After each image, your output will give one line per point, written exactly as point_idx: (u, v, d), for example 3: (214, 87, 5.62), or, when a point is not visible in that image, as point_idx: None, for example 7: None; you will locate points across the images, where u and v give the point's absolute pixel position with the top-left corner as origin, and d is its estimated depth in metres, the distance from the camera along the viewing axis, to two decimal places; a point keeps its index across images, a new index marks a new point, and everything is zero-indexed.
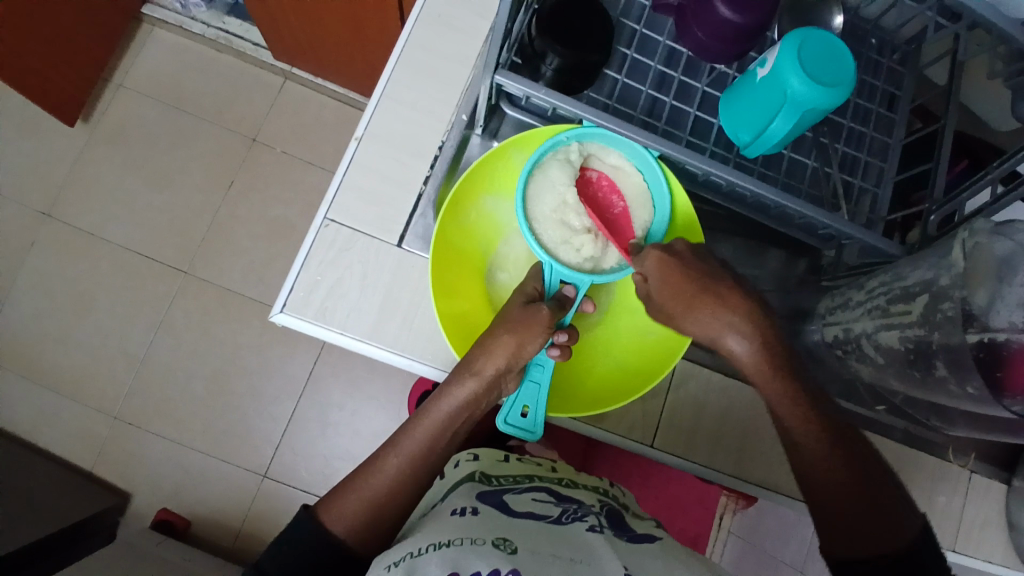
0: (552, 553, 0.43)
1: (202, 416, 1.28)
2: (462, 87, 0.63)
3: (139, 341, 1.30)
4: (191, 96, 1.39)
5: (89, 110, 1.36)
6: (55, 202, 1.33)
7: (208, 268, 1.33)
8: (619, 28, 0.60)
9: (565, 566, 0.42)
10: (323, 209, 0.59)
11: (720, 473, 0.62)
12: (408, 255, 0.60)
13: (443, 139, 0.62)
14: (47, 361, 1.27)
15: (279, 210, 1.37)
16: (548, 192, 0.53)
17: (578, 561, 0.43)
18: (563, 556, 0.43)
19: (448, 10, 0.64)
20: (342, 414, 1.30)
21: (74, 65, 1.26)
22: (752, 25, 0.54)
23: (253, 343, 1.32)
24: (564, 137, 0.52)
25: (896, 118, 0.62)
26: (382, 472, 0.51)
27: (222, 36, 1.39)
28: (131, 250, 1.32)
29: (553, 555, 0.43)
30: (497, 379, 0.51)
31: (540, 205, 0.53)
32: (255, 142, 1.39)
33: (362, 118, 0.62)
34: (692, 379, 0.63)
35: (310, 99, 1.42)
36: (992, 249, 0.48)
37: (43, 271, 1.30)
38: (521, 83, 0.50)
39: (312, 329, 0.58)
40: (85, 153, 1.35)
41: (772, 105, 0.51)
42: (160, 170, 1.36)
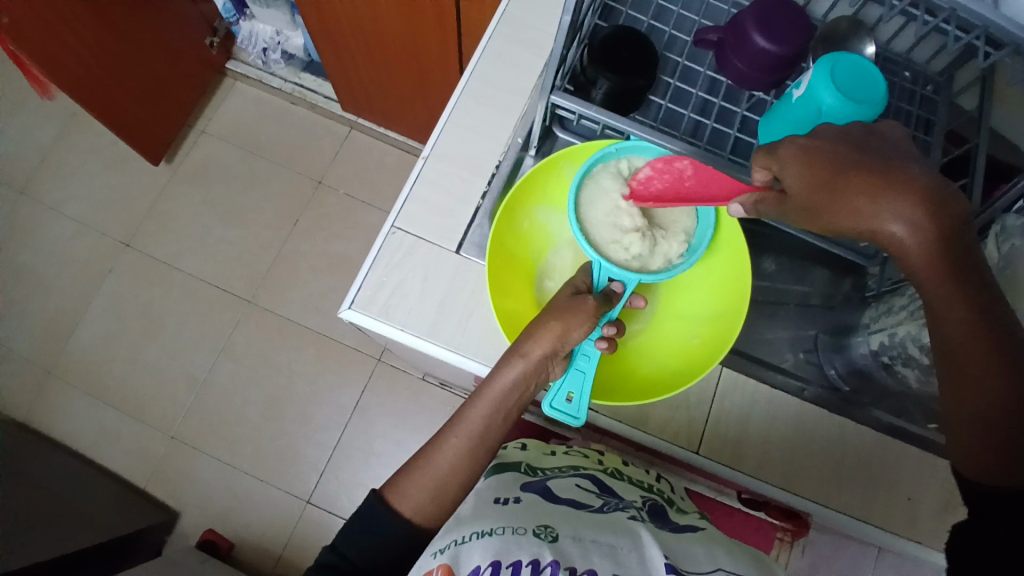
0: (594, 539, 0.43)
1: (252, 438, 1.33)
2: (519, 113, 0.70)
3: (200, 364, 1.38)
4: (265, 142, 1.53)
5: (173, 153, 1.51)
6: (136, 234, 1.46)
7: (269, 298, 1.42)
8: (663, 61, 0.66)
9: (606, 551, 0.42)
10: (391, 218, 0.66)
11: (767, 485, 0.62)
12: (465, 262, 0.65)
13: (500, 159, 0.68)
14: (115, 379, 1.36)
15: (338, 246, 1.46)
16: (599, 196, 0.57)
17: (620, 547, 0.43)
18: (603, 542, 0.43)
19: (508, 47, 0.72)
20: (386, 443, 1.33)
21: (163, 110, 1.41)
22: (788, 54, 0.58)
23: (306, 369, 1.38)
24: (613, 150, 0.58)
25: (933, 141, 0.65)
26: (442, 453, 0.55)
27: (297, 90, 1.52)
28: (200, 279, 1.43)
29: (594, 540, 0.43)
30: (545, 363, 0.53)
31: (591, 209, 0.57)
32: (320, 184, 1.50)
33: (428, 140, 0.69)
34: (737, 393, 0.64)
35: (373, 147, 1.53)
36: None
37: (121, 296, 1.42)
38: (575, 102, 0.55)
39: (377, 325, 0.63)
40: (167, 190, 1.49)
41: (806, 121, 0.55)
42: (232, 207, 1.48)
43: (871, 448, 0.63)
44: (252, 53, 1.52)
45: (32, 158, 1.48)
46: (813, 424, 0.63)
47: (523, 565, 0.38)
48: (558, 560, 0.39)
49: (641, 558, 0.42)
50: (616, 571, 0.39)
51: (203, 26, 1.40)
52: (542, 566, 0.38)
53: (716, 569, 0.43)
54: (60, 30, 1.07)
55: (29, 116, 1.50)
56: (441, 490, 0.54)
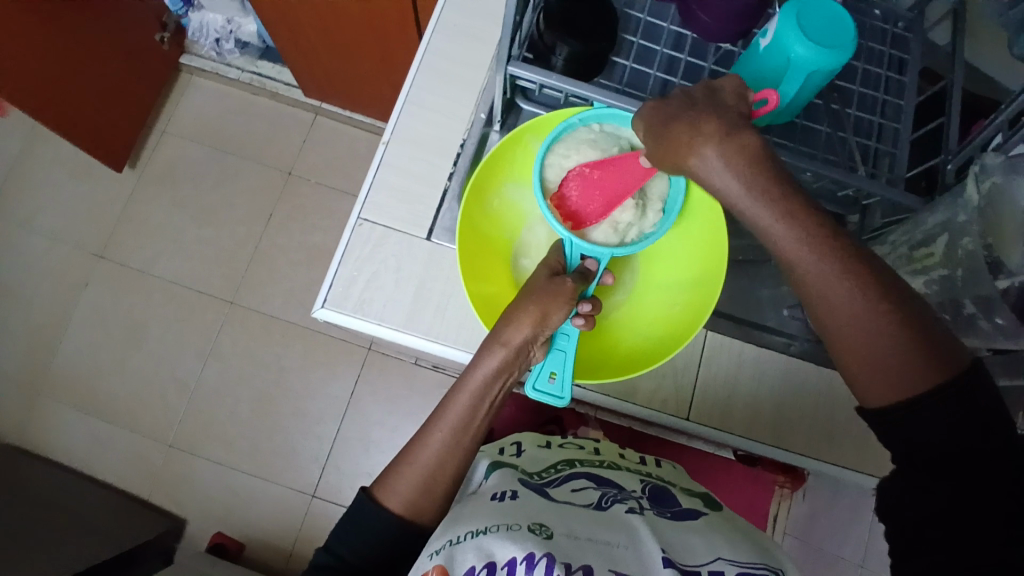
0: (590, 536, 0.42)
1: (250, 439, 1.32)
2: (480, 88, 0.67)
3: (189, 370, 1.36)
4: (230, 137, 1.48)
5: (135, 156, 1.46)
6: (107, 243, 1.42)
7: (251, 296, 1.39)
8: (624, 19, 0.63)
9: (602, 549, 0.41)
10: (357, 209, 0.63)
11: (760, 444, 0.62)
12: (438, 248, 0.63)
13: (464, 137, 0.66)
14: (104, 393, 1.34)
15: (316, 237, 1.43)
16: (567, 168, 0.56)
17: (615, 544, 0.42)
18: (599, 540, 0.42)
19: (462, 18, 0.69)
20: (384, 430, 1.33)
21: (120, 113, 1.35)
22: (753, 2, 0.56)
23: (296, 364, 1.36)
24: (577, 119, 0.55)
25: (907, 80, 0.63)
26: (429, 447, 0.53)
27: (255, 78, 1.47)
28: (178, 283, 1.40)
29: (590, 538, 0.42)
30: (525, 348, 0.52)
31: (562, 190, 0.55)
32: (290, 175, 1.46)
33: (387, 123, 0.66)
34: (723, 353, 0.63)
35: (341, 133, 1.49)
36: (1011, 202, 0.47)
37: (98, 309, 1.38)
38: (535, 72, 0.53)
39: (351, 322, 0.61)
40: (134, 195, 1.44)
41: (777, 71, 0.53)
42: (203, 207, 1.44)
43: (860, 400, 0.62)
44: (205, 45, 1.45)
45: None
46: (802, 380, 0.63)
47: (518, 561, 0.39)
48: (552, 554, 0.39)
49: (638, 556, 0.41)
50: (612, 568, 0.40)
51: (152, 22, 1.33)
52: (537, 559, 0.38)
53: (716, 559, 0.42)
54: (9, 38, 1.02)
55: None
56: (431, 484, 0.53)
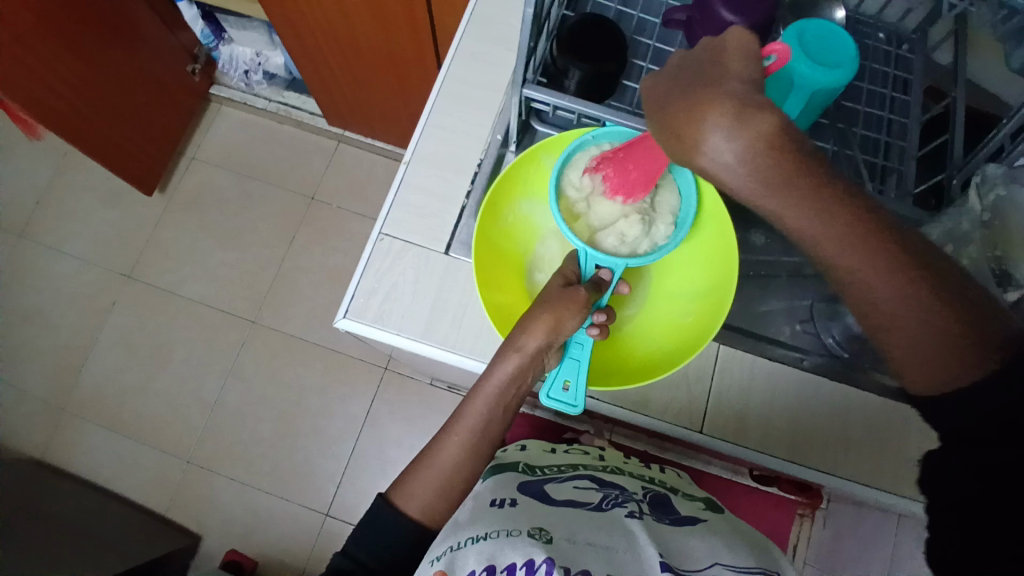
0: (589, 542, 0.43)
1: (267, 457, 1.34)
2: (497, 110, 0.70)
3: (210, 388, 1.38)
4: (256, 164, 1.53)
5: (166, 181, 1.52)
6: (136, 265, 1.47)
7: (273, 316, 1.43)
8: (635, 44, 0.66)
9: (601, 552, 0.42)
10: (378, 224, 0.66)
11: (770, 456, 0.62)
12: (455, 262, 0.65)
13: (481, 157, 0.68)
14: (127, 409, 1.37)
15: (336, 258, 1.47)
16: (580, 178, 0.58)
17: (614, 547, 0.43)
18: (599, 544, 0.43)
19: (480, 46, 0.72)
20: (399, 449, 1.34)
21: (152, 139, 1.42)
22: (755, 26, 0.58)
23: (315, 383, 1.39)
24: (590, 137, 0.58)
25: (911, 99, 0.65)
26: (447, 451, 0.55)
27: (281, 108, 1.53)
28: (203, 303, 1.44)
29: (589, 543, 0.43)
30: (540, 355, 0.54)
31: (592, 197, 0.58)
32: (312, 199, 1.51)
33: (409, 144, 0.69)
34: (735, 365, 0.64)
35: (362, 159, 1.54)
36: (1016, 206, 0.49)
37: (125, 327, 1.43)
38: (548, 94, 0.56)
39: (372, 332, 0.64)
40: (162, 219, 1.50)
41: (781, 92, 0.55)
42: (228, 230, 1.49)
43: (874, 413, 0.63)
44: (234, 77, 1.53)
45: (27, 200, 1.50)
46: (814, 393, 0.63)
47: (518, 566, 0.38)
48: (552, 558, 0.39)
49: (637, 558, 0.42)
50: (611, 572, 0.39)
51: (184, 55, 1.40)
52: (536, 565, 0.38)
53: (715, 564, 0.42)
54: (41, 70, 1.08)
55: (24, 159, 1.52)
56: (445, 488, 0.54)
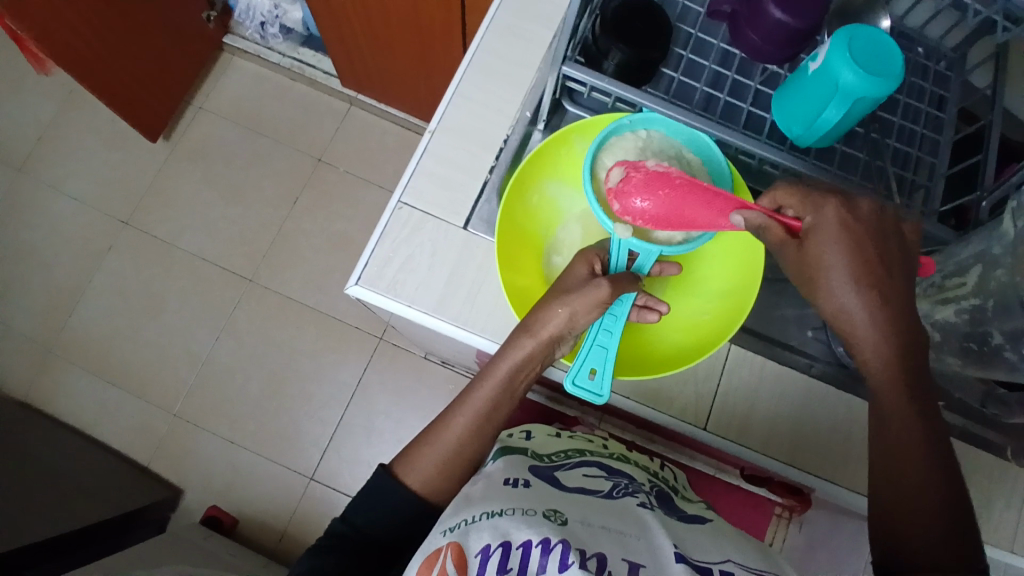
0: (604, 525, 0.43)
1: (255, 416, 1.33)
2: (529, 86, 0.68)
3: (202, 343, 1.37)
4: (264, 119, 1.50)
5: (171, 128, 1.49)
6: (135, 211, 1.44)
7: (271, 276, 1.41)
8: (675, 32, 0.64)
9: (615, 538, 0.42)
10: (399, 193, 0.65)
11: (772, 460, 0.63)
12: (474, 237, 0.64)
13: (509, 132, 0.67)
14: (115, 357, 1.36)
15: (340, 222, 1.45)
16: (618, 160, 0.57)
17: (629, 533, 0.43)
18: (613, 529, 0.43)
19: (517, 18, 0.70)
20: (388, 420, 1.34)
21: (162, 85, 1.39)
22: (806, 28, 0.57)
23: (309, 346, 1.38)
24: (626, 121, 0.56)
25: (945, 117, 0.65)
26: (451, 428, 0.54)
27: (296, 65, 1.49)
28: (200, 257, 1.42)
29: (604, 527, 0.43)
30: (553, 344, 0.53)
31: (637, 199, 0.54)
32: (320, 161, 1.49)
33: (435, 113, 0.67)
34: (747, 366, 0.64)
35: (373, 125, 1.51)
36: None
37: (119, 273, 1.41)
38: (587, 74, 0.54)
39: (383, 301, 0.63)
40: (165, 168, 1.47)
41: (823, 96, 0.54)
42: (232, 184, 1.46)
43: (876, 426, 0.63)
44: (249, 28, 1.48)
45: (27, 134, 1.46)
46: (820, 401, 0.63)
47: (533, 544, 0.39)
48: (568, 540, 0.39)
49: (650, 546, 0.42)
50: (626, 556, 0.40)
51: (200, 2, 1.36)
52: (552, 545, 0.39)
53: (727, 561, 0.42)
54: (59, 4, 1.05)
55: (25, 91, 1.48)
56: (450, 464, 0.54)
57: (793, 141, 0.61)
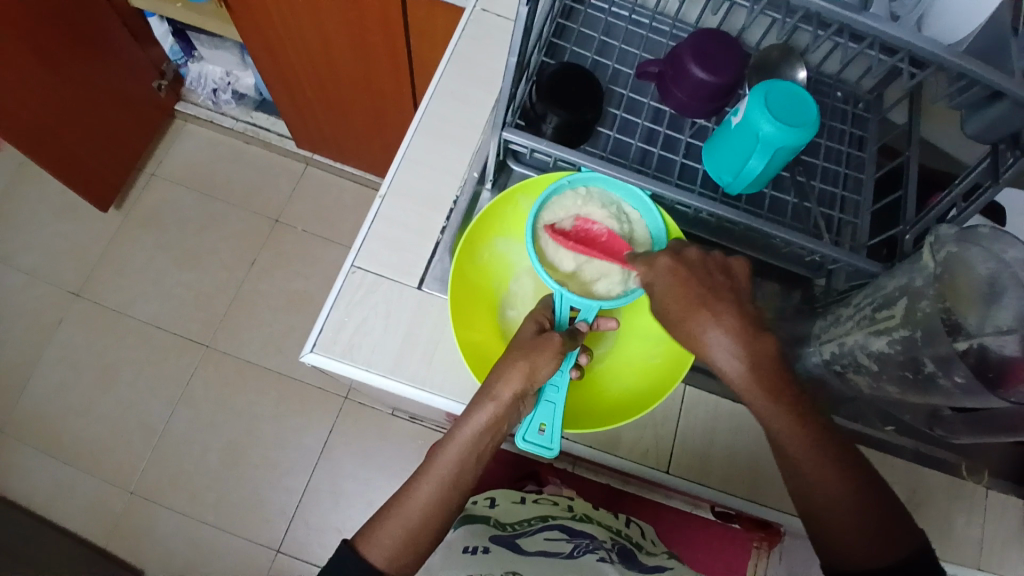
0: None
1: (216, 488, 1.28)
2: (475, 148, 0.71)
3: (157, 416, 1.32)
4: (219, 183, 1.50)
5: (123, 196, 1.47)
6: (86, 282, 1.40)
7: (229, 341, 1.38)
8: (609, 93, 0.69)
9: None
10: (351, 257, 0.66)
11: (735, 499, 0.63)
12: (427, 297, 0.65)
13: (457, 194, 0.69)
14: (65, 435, 1.29)
15: (301, 281, 1.44)
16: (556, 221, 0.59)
17: None
18: None
19: (459, 83, 0.73)
20: (356, 482, 1.30)
21: (115, 156, 1.38)
22: (726, 83, 0.62)
23: (271, 410, 1.34)
24: (566, 181, 0.59)
25: (865, 157, 0.70)
26: (415, 499, 0.52)
27: (250, 129, 1.50)
28: (155, 325, 1.38)
29: None
30: (516, 402, 0.52)
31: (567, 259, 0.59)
32: (277, 222, 1.48)
33: (385, 178, 0.69)
34: (702, 406, 0.65)
35: (330, 183, 1.53)
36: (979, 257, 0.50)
37: (68, 347, 1.35)
38: (527, 138, 0.57)
39: (339, 367, 0.63)
40: (117, 236, 1.44)
41: (747, 146, 0.58)
42: (187, 249, 1.45)
43: None
44: (200, 94, 1.48)
45: None
46: None
47: None
48: None
49: None
50: None
51: (151, 70, 1.36)
52: None
53: None
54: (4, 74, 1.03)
55: None
56: (414, 536, 0.51)
57: (724, 189, 0.65)
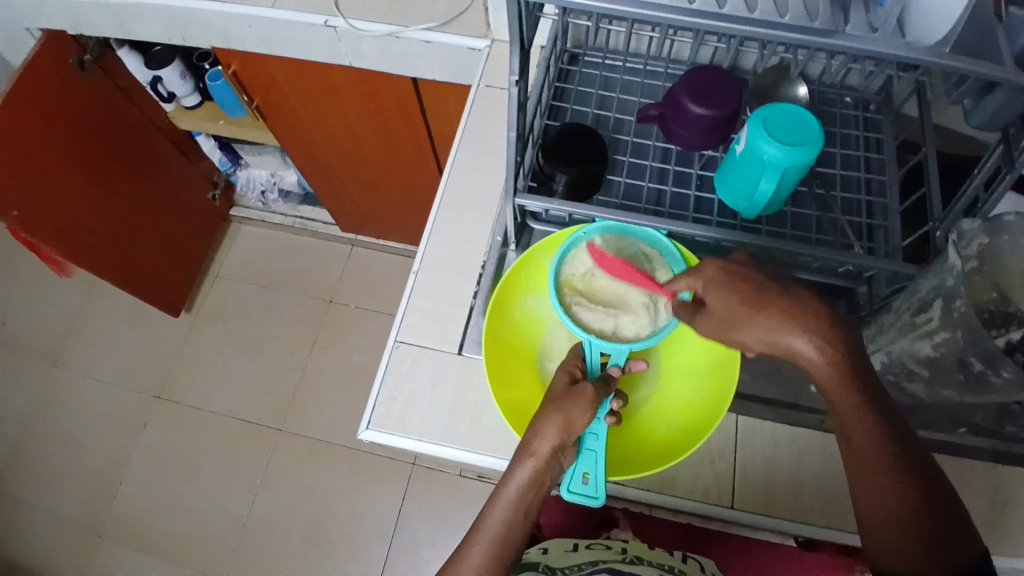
0: None
1: (298, 567, 1.32)
2: (495, 213, 0.75)
3: (240, 503, 1.38)
4: (275, 275, 1.61)
5: (191, 300, 1.60)
6: (165, 384, 1.51)
7: (299, 423, 1.45)
8: (615, 142, 0.71)
9: None
10: (393, 333, 0.70)
11: (808, 527, 0.60)
12: (469, 360, 0.68)
13: (484, 259, 0.72)
14: (158, 530, 1.37)
15: (359, 354, 1.51)
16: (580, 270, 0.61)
17: None
18: None
19: (473, 156, 0.78)
20: (433, 550, 1.31)
21: (179, 263, 1.51)
22: (726, 114, 0.64)
23: (343, 485, 1.38)
24: (581, 233, 0.61)
25: (886, 157, 0.68)
26: (469, 561, 0.52)
27: (297, 221, 1.65)
28: (230, 415, 1.47)
29: None
30: (557, 455, 0.53)
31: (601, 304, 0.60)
32: (331, 302, 1.57)
33: (416, 255, 0.73)
34: (758, 436, 0.64)
35: (375, 259, 1.62)
36: (1011, 245, 0.50)
37: (155, 446, 1.45)
38: (540, 201, 0.60)
39: (394, 440, 0.65)
40: (190, 336, 1.56)
41: (755, 171, 0.59)
42: (253, 340, 1.54)
43: None
44: (251, 197, 1.64)
45: (60, 330, 1.58)
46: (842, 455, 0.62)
47: None
48: None
49: None
50: None
51: (205, 182, 1.52)
52: None
53: None
54: (70, 205, 1.15)
55: (56, 292, 1.61)
56: None
57: (742, 214, 0.65)
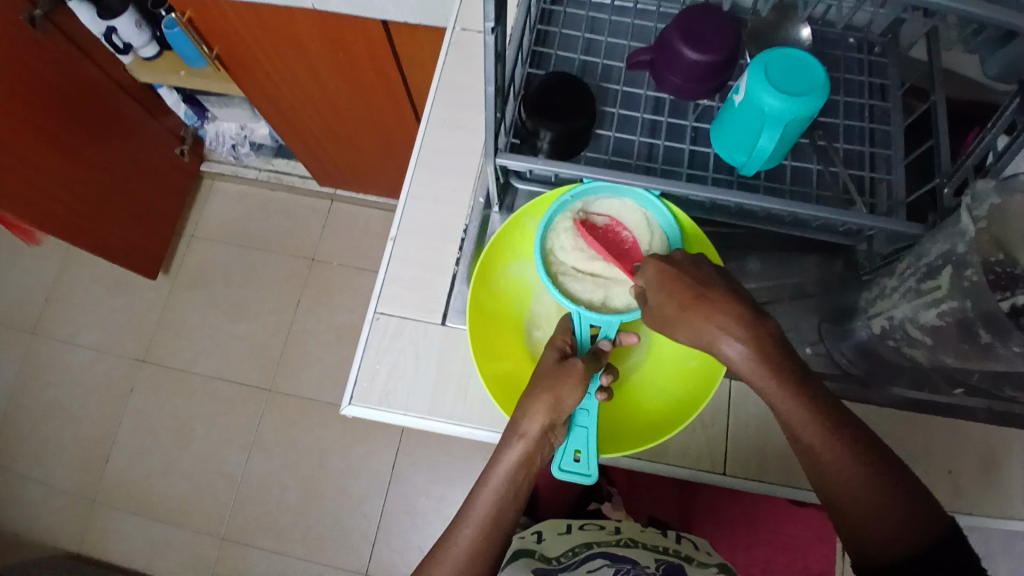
0: None
1: (298, 524, 1.33)
2: (476, 172, 0.70)
3: (235, 463, 1.38)
4: (253, 234, 1.55)
5: (168, 261, 1.54)
6: (149, 348, 1.48)
7: (289, 384, 1.43)
8: (603, 92, 0.66)
9: None
10: (373, 304, 0.66)
11: (800, 491, 0.60)
12: (453, 331, 0.65)
13: (466, 223, 0.68)
14: (155, 493, 1.38)
15: (346, 312, 1.48)
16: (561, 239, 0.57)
17: None
18: None
19: (451, 110, 0.72)
20: (429, 501, 1.33)
21: (151, 224, 1.45)
22: (723, 59, 0.58)
23: (337, 443, 1.38)
24: (568, 197, 0.57)
25: (891, 106, 0.64)
26: (461, 541, 0.51)
27: (273, 176, 1.57)
28: (219, 378, 1.45)
29: None
30: (546, 434, 0.51)
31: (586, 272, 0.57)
32: (314, 261, 1.53)
33: (393, 220, 0.69)
34: (752, 400, 0.63)
35: (357, 214, 1.56)
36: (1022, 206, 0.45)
37: (144, 411, 1.44)
38: (523, 160, 0.55)
39: (379, 415, 0.63)
40: (170, 299, 1.52)
41: (755, 124, 0.55)
42: (235, 301, 1.50)
43: (899, 428, 0.61)
44: (222, 152, 1.53)
45: (34, 297, 1.53)
46: None
47: None
48: None
49: None
50: None
51: (172, 139, 1.43)
52: None
53: None
54: (30, 172, 1.08)
55: (26, 257, 1.55)
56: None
57: (739, 170, 0.61)
